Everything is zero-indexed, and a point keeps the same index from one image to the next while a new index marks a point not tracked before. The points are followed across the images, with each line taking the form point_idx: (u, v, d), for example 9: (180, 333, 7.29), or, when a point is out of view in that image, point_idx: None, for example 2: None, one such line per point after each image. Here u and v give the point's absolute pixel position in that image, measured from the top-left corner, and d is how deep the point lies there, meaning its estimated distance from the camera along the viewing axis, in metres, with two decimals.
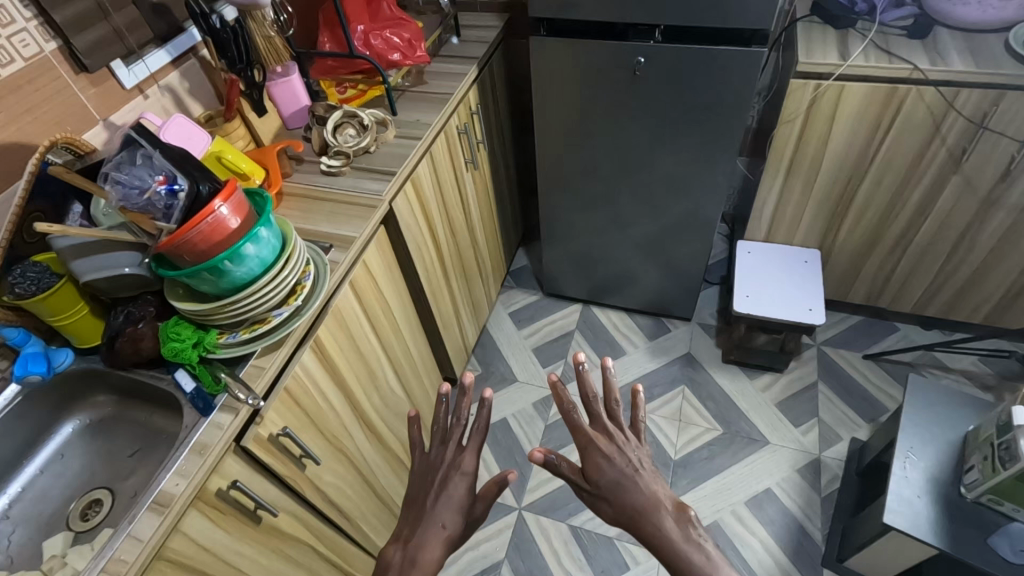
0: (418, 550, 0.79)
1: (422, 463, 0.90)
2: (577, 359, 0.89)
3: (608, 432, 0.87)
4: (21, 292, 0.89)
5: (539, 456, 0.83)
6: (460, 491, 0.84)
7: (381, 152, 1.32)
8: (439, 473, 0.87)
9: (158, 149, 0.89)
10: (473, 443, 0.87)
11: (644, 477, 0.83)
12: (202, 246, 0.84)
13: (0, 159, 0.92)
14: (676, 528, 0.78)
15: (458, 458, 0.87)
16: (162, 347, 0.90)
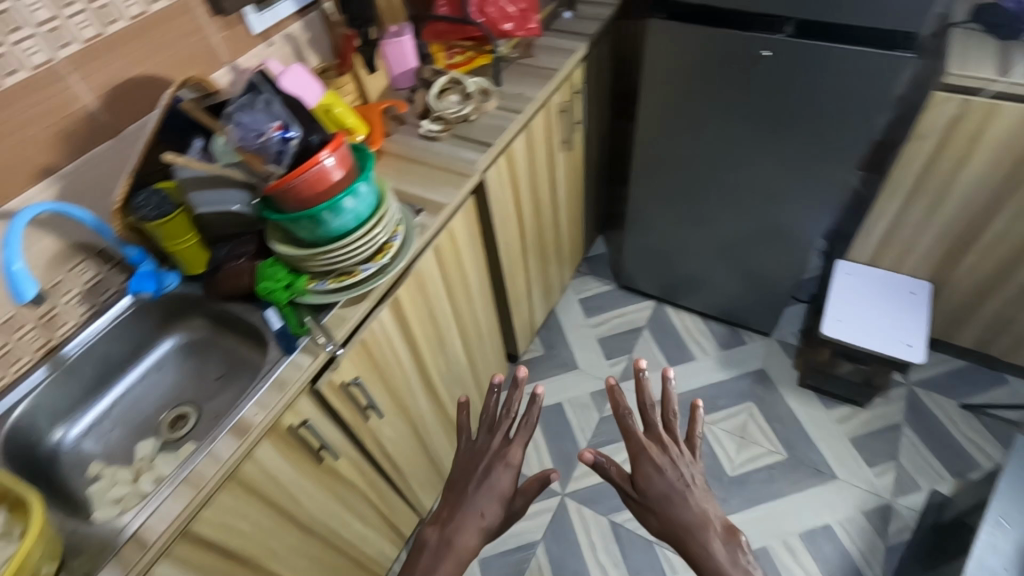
0: (456, 530, 0.81)
1: (466, 450, 0.91)
2: (638, 365, 0.86)
3: (662, 442, 0.84)
4: (145, 216, 0.94)
5: (588, 458, 0.84)
6: (502, 479, 0.85)
7: (481, 122, 1.31)
8: (483, 459, 0.88)
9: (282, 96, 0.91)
10: (521, 437, 0.88)
11: (696, 494, 0.80)
12: (306, 194, 0.87)
13: (139, 91, 0.99)
14: (723, 551, 0.75)
15: (504, 449, 0.88)
16: (257, 284, 0.96)
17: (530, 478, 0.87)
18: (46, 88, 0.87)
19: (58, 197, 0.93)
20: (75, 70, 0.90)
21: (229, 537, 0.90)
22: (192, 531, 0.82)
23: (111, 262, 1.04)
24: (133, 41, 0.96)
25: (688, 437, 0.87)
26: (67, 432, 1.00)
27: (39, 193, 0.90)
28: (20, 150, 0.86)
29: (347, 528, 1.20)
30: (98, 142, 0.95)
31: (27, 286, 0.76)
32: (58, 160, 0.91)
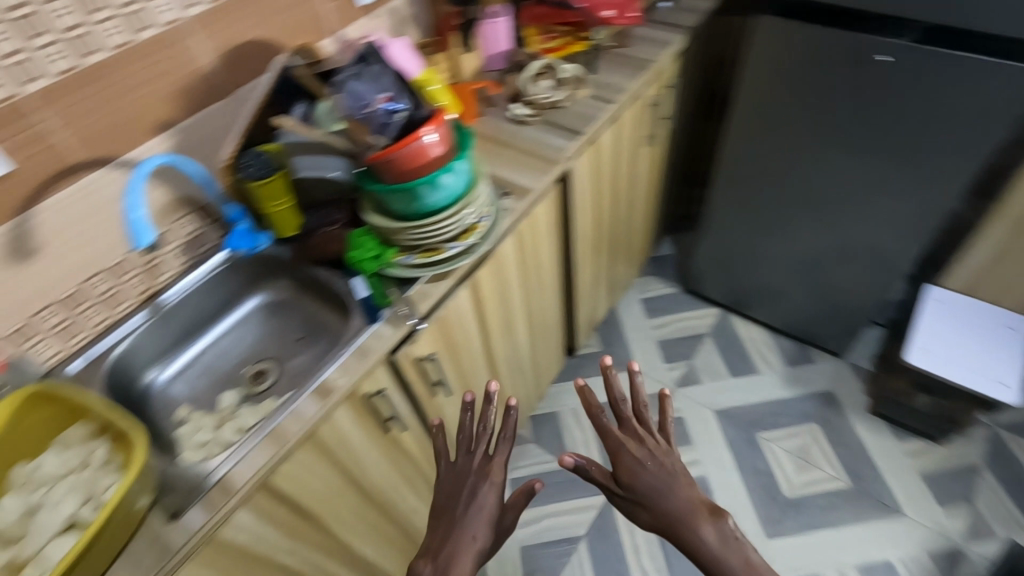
0: (452, 555, 0.78)
1: (450, 473, 0.88)
2: (605, 361, 0.86)
3: (639, 436, 0.84)
4: (248, 175, 0.97)
5: (570, 461, 0.82)
6: (488, 495, 0.84)
7: (572, 109, 1.29)
8: (469, 478, 0.86)
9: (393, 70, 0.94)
10: (501, 451, 0.88)
11: (679, 481, 0.79)
12: (405, 168, 0.87)
13: (253, 55, 1.01)
14: (714, 534, 0.74)
15: (486, 466, 0.87)
16: (348, 253, 0.98)
17: (515, 491, 0.90)
18: (173, 45, 0.90)
19: (172, 150, 0.97)
20: (198, 30, 0.92)
21: (301, 494, 0.92)
22: (271, 484, 0.85)
23: (210, 218, 1.08)
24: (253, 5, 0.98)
25: (661, 426, 0.87)
26: (159, 374, 1.05)
27: (156, 145, 0.94)
28: (145, 102, 0.90)
29: (402, 500, 1.22)
30: (212, 101, 0.99)
31: (147, 232, 0.80)
32: (176, 115, 0.95)
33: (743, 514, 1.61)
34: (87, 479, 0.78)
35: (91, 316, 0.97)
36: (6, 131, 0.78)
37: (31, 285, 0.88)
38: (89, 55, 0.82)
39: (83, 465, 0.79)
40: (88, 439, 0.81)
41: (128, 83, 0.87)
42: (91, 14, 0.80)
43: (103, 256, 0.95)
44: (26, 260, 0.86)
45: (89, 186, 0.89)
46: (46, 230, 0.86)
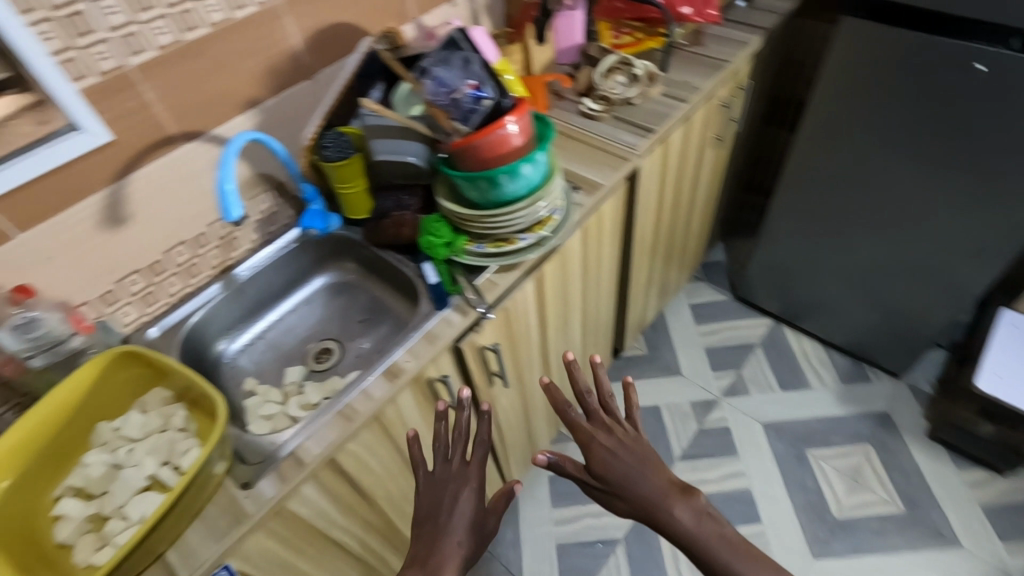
0: (440, 562, 0.72)
1: (427, 484, 0.80)
2: (566, 356, 0.84)
3: (607, 425, 0.82)
4: (329, 157, 0.97)
5: (542, 459, 0.79)
6: (467, 500, 0.78)
7: (643, 106, 1.27)
8: (449, 486, 0.79)
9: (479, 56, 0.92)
10: (479, 455, 0.83)
11: (652, 464, 0.78)
12: (486, 156, 0.87)
13: (338, 38, 1.03)
14: (689, 515, 0.74)
15: (465, 471, 0.81)
16: (419, 238, 0.98)
17: (494, 494, 0.83)
18: (265, 25, 0.92)
19: (257, 128, 0.99)
20: (291, 11, 0.94)
21: (363, 474, 0.93)
22: (337, 461, 0.86)
23: (285, 195, 1.10)
24: None
25: (628, 414, 0.85)
26: (229, 345, 1.08)
27: (242, 122, 0.96)
28: (234, 79, 0.92)
29: None
30: (296, 82, 1.00)
31: (234, 205, 0.81)
32: (261, 94, 0.97)
33: (788, 531, 1.57)
34: (166, 443, 0.80)
35: (169, 286, 1.00)
36: (109, 101, 0.80)
37: (120, 252, 0.91)
38: (189, 31, 0.84)
39: (162, 428, 0.82)
40: (166, 404, 0.85)
41: (221, 60, 0.89)
42: None
43: (186, 229, 0.98)
44: (119, 227, 0.89)
45: (179, 159, 0.91)
46: (138, 199, 0.89)
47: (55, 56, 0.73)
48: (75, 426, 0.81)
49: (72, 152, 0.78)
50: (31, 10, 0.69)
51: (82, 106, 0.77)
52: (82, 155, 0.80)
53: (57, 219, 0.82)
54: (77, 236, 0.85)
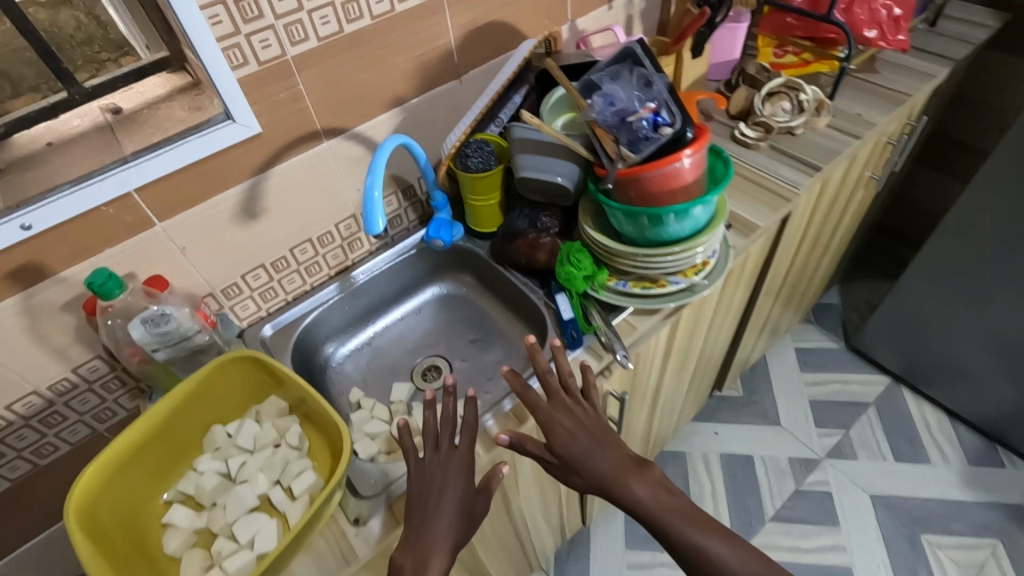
0: (425, 552, 0.64)
1: (415, 472, 0.70)
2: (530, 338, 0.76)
3: (568, 404, 0.74)
4: (470, 167, 0.91)
5: (504, 440, 0.71)
6: (455, 484, 0.69)
7: (806, 139, 1.13)
8: (439, 472, 0.70)
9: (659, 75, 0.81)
10: (468, 441, 0.72)
11: (614, 441, 0.72)
12: (652, 190, 0.77)
13: (492, 38, 0.94)
14: (649, 491, 0.68)
15: (451, 457, 0.71)
16: (557, 266, 0.89)
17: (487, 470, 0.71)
18: (424, 20, 0.84)
19: (397, 128, 0.92)
20: (451, 6, 0.86)
21: None
22: None
23: (411, 199, 1.04)
24: None
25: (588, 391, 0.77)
26: (337, 349, 1.03)
27: (384, 121, 0.90)
28: (385, 76, 0.86)
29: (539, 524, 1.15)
30: (443, 82, 0.93)
31: (378, 219, 0.79)
32: (408, 92, 0.90)
33: None
34: (280, 460, 0.76)
35: (288, 283, 0.96)
36: (263, 92, 0.75)
37: (249, 247, 0.87)
38: (350, 22, 0.77)
39: (276, 442, 0.78)
40: (280, 415, 0.80)
41: (376, 55, 0.83)
42: None
43: (314, 227, 0.93)
44: (252, 222, 0.85)
45: (319, 156, 0.86)
46: (275, 194, 0.85)
47: (219, 42, 0.68)
48: (190, 427, 0.78)
49: (221, 143, 0.74)
50: None
51: (238, 95, 0.73)
52: (231, 146, 0.75)
53: (196, 209, 0.78)
54: (213, 228, 0.81)
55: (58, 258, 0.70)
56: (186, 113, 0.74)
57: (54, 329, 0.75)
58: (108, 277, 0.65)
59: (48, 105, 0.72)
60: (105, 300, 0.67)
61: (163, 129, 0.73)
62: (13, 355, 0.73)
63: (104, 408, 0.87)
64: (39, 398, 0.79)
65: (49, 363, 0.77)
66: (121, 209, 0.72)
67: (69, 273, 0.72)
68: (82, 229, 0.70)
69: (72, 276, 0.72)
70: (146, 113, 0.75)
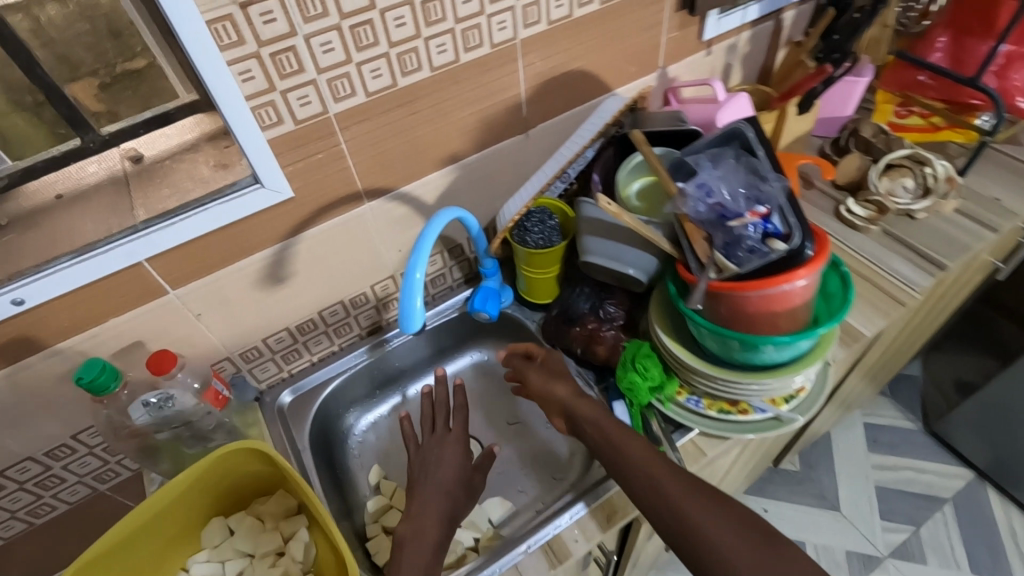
0: (425, 519, 0.67)
1: (415, 456, 0.76)
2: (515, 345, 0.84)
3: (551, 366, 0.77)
4: (528, 242, 0.80)
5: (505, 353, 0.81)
6: (451, 458, 0.75)
7: (928, 224, 0.95)
8: (436, 452, 0.76)
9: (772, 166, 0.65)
10: (460, 423, 0.79)
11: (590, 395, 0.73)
12: (750, 312, 0.63)
13: (568, 89, 0.81)
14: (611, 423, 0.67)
15: (446, 439, 0.77)
16: (618, 369, 0.76)
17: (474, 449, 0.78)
18: (492, 70, 0.72)
19: (449, 187, 0.80)
20: (525, 54, 0.73)
21: None
22: None
23: (458, 258, 0.92)
24: (591, 29, 0.76)
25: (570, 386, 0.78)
26: (359, 418, 0.93)
27: (435, 179, 0.78)
28: (441, 131, 0.73)
29: None
30: (507, 137, 0.80)
31: (414, 298, 0.66)
32: (465, 149, 0.78)
33: None
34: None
35: (314, 344, 0.87)
36: (297, 153, 0.64)
37: (273, 312, 0.78)
38: (405, 75, 0.65)
39: (277, 551, 0.70)
40: (286, 516, 0.71)
41: (433, 109, 0.71)
42: (426, 26, 0.63)
43: (347, 289, 0.82)
44: (278, 287, 0.75)
45: (358, 219, 0.75)
46: (307, 257, 0.75)
47: (249, 100, 0.58)
48: (186, 519, 0.70)
49: (247, 210, 0.64)
50: (235, 45, 0.54)
51: (267, 157, 0.62)
52: (258, 212, 0.65)
53: (214, 276, 0.68)
54: (233, 294, 0.72)
55: (56, 330, 0.62)
56: (210, 172, 0.64)
57: (51, 398, 0.67)
58: (101, 369, 0.57)
59: (58, 154, 0.59)
60: (98, 394, 0.58)
61: (182, 189, 0.63)
62: (6, 426, 0.66)
63: (106, 469, 0.79)
64: (34, 463, 0.72)
65: (44, 430, 0.70)
66: (128, 279, 0.63)
67: (68, 344, 0.64)
68: (82, 300, 0.61)
69: (71, 346, 0.64)
70: (165, 165, 0.64)
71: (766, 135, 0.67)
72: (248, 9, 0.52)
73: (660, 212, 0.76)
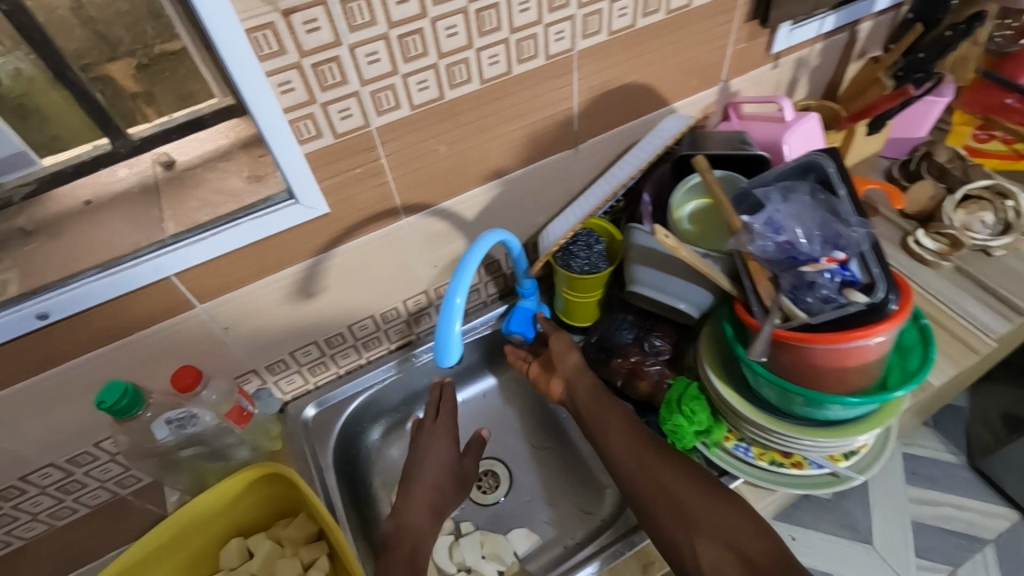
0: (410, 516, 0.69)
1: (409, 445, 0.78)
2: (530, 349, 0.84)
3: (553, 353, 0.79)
4: (572, 266, 0.75)
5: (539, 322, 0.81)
6: (440, 449, 0.76)
7: (1008, 262, 0.86)
8: (426, 443, 0.77)
9: (854, 207, 0.59)
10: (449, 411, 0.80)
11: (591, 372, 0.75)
12: (816, 370, 0.58)
13: (623, 104, 0.75)
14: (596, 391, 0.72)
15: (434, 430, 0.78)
16: (662, 410, 0.70)
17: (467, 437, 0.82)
18: (545, 82, 0.66)
19: (491, 202, 0.76)
20: (582, 66, 0.67)
21: None
22: None
23: (494, 274, 0.87)
24: (653, 40, 0.70)
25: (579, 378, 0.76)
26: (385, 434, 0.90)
27: (477, 195, 0.74)
28: (486, 146, 0.69)
29: None
30: (555, 152, 0.75)
31: (453, 323, 0.58)
32: (510, 164, 0.73)
33: None
34: None
35: (341, 357, 0.83)
36: (335, 167, 0.60)
37: (301, 326, 0.74)
38: (454, 87, 0.60)
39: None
40: (305, 543, 0.69)
41: (480, 123, 0.66)
42: (479, 36, 0.58)
43: (379, 303, 0.79)
44: (308, 301, 0.72)
45: (393, 235, 0.71)
46: (339, 272, 0.71)
47: (288, 112, 0.54)
48: (208, 536, 0.69)
49: (280, 226, 0.60)
50: (276, 55, 0.50)
51: (303, 172, 0.58)
52: (290, 228, 0.62)
53: (242, 291, 0.65)
54: (262, 309, 0.69)
55: (80, 342, 0.60)
56: (243, 184, 0.60)
57: (74, 407, 0.65)
58: (121, 394, 0.57)
59: (89, 158, 0.61)
60: (120, 417, 0.59)
61: (213, 202, 0.60)
62: (28, 433, 0.64)
63: (127, 476, 0.78)
64: (56, 469, 0.71)
65: (67, 438, 0.68)
66: (155, 294, 0.60)
67: (93, 356, 0.62)
68: (108, 314, 0.59)
69: (96, 358, 0.62)
70: (197, 173, 0.62)
71: (848, 167, 0.61)
72: (292, 16, 0.48)
73: (715, 241, 0.71)
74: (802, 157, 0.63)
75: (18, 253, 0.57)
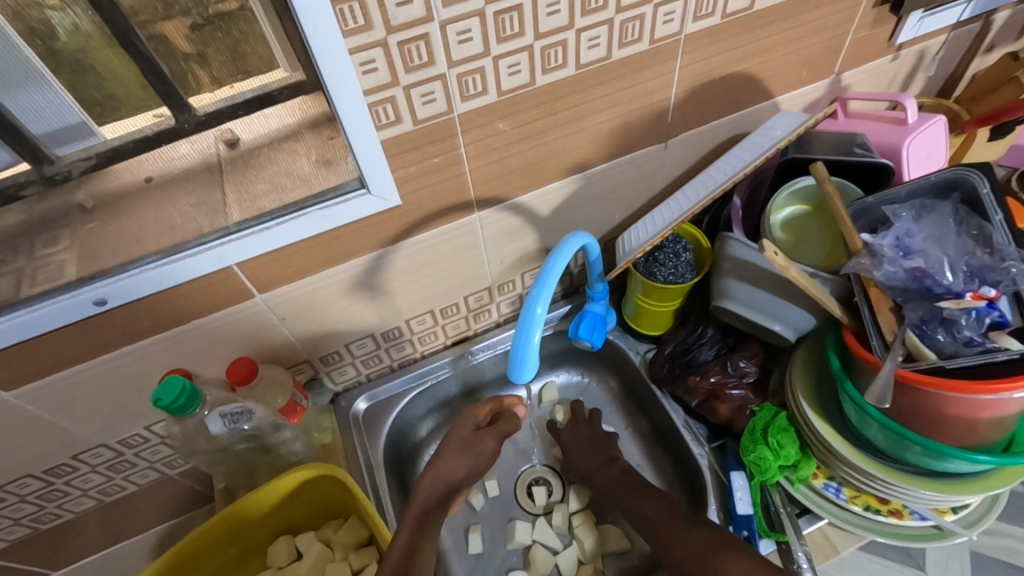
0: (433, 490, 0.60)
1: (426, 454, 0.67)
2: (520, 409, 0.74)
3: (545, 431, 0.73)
4: (656, 275, 0.69)
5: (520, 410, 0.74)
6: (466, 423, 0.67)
7: None
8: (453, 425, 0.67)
9: (1012, 237, 0.51)
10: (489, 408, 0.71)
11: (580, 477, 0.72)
12: (937, 418, 0.51)
13: (723, 95, 0.67)
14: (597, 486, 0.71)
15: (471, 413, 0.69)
16: (745, 437, 0.66)
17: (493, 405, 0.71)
18: (645, 70, 0.59)
19: (569, 197, 0.70)
20: (687, 52, 0.60)
21: None
22: None
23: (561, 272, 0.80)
24: (768, 25, 0.61)
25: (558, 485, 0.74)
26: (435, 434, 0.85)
27: (555, 190, 0.67)
28: (571, 138, 0.62)
29: None
30: (644, 145, 0.68)
31: (532, 332, 0.53)
32: (594, 157, 0.66)
33: None
34: None
35: (395, 351, 0.79)
36: (412, 156, 0.55)
37: (358, 318, 0.70)
38: (546, 73, 0.54)
39: None
40: (355, 547, 0.66)
41: (569, 113, 0.59)
42: (582, 15, 0.51)
43: (441, 299, 0.74)
44: (368, 294, 0.67)
45: (462, 230, 0.66)
46: (404, 265, 0.66)
47: (367, 95, 0.48)
48: (259, 533, 0.68)
49: (350, 217, 0.56)
50: (361, 30, 0.44)
51: (378, 162, 0.53)
52: (359, 219, 0.57)
53: (304, 282, 0.61)
54: (322, 300, 0.65)
55: (134, 328, 0.57)
56: (311, 169, 0.55)
57: (129, 392, 0.63)
58: (178, 392, 0.55)
59: (152, 132, 0.53)
60: (177, 414, 0.57)
61: (280, 186, 0.56)
62: (81, 414, 0.63)
63: (176, 457, 0.76)
64: (108, 450, 0.69)
65: (119, 420, 0.66)
66: (215, 283, 0.56)
67: (150, 343, 0.59)
68: (168, 302, 0.56)
69: (151, 345, 0.59)
70: (262, 153, 0.57)
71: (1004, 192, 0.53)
72: None
73: (801, 255, 0.64)
74: (948, 172, 0.55)
75: (76, 232, 0.53)
